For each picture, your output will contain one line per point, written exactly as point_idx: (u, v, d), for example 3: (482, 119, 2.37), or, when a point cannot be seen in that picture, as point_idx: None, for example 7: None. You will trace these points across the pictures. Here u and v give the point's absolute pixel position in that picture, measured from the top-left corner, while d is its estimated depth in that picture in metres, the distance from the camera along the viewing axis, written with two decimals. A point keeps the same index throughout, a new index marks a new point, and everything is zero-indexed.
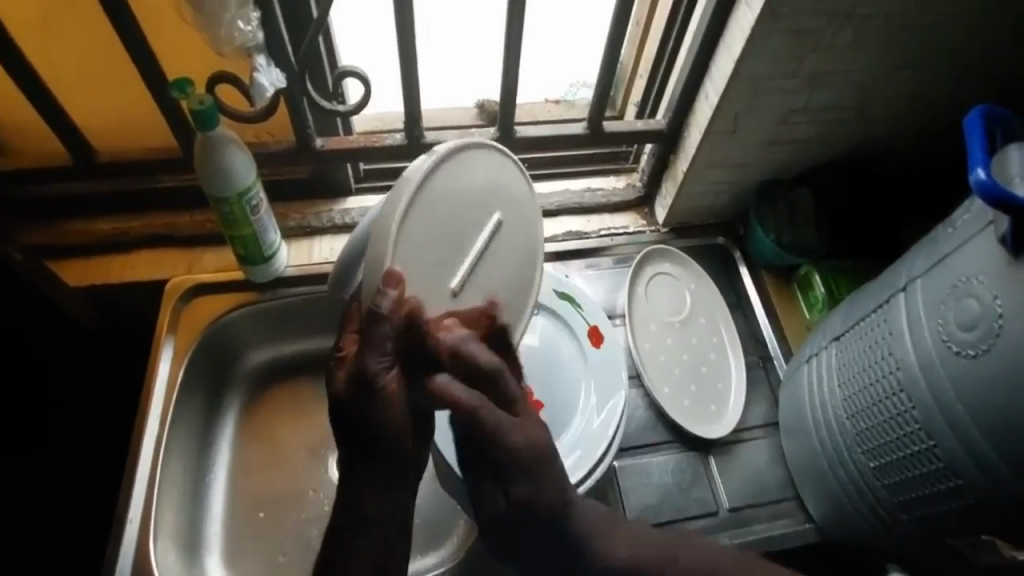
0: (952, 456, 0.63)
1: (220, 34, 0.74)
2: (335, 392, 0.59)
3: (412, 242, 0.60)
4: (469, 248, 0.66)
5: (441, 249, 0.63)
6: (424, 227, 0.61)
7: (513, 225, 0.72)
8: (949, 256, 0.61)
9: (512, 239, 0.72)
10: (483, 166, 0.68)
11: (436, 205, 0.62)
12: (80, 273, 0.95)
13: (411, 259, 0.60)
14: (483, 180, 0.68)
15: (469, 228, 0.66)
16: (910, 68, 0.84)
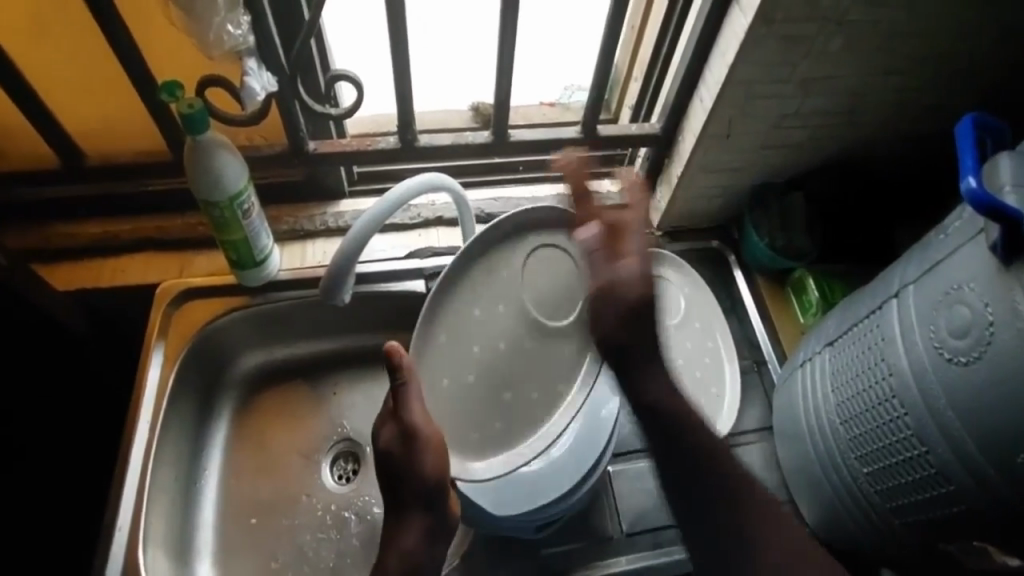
0: (944, 463, 0.63)
1: (209, 39, 0.74)
2: (383, 444, 0.68)
3: (511, 267, 0.70)
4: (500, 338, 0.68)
5: (474, 279, 0.70)
6: (519, 275, 0.70)
7: (476, 409, 0.67)
8: (941, 264, 0.61)
9: (471, 405, 0.67)
10: (539, 272, 0.70)
11: (559, 291, 0.69)
12: (68, 277, 0.94)
13: (508, 241, 0.70)
14: (536, 280, 0.69)
15: (487, 326, 0.68)
16: (902, 73, 0.85)
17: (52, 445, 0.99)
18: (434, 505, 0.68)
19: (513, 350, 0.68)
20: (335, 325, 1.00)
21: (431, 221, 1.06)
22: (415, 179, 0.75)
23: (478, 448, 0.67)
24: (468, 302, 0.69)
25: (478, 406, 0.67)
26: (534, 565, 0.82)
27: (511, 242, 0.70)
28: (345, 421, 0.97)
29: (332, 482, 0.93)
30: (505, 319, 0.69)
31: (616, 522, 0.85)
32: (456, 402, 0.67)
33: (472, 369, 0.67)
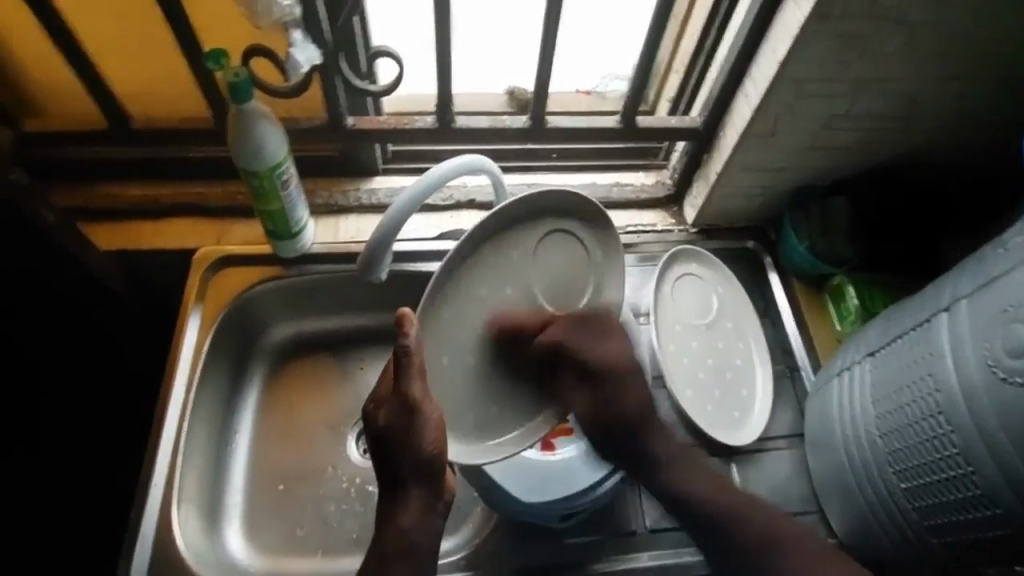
0: (992, 484, 0.61)
1: (258, 8, 0.75)
2: (375, 421, 0.65)
3: (524, 246, 0.71)
4: (504, 321, 0.69)
5: (483, 257, 0.69)
6: (531, 258, 0.71)
7: (479, 392, 0.70)
8: (999, 279, 0.59)
9: (476, 383, 0.70)
10: (549, 260, 0.72)
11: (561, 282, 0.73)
12: (109, 237, 0.95)
13: (523, 221, 0.70)
14: (543, 272, 0.72)
15: (498, 307, 0.69)
16: (961, 78, 0.81)
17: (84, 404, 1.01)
18: (433, 481, 0.65)
19: (517, 333, 0.70)
20: (364, 301, 1.00)
21: (464, 204, 1.06)
22: (454, 160, 0.74)
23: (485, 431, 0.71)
24: (477, 281, 0.69)
25: (483, 386, 0.70)
26: (554, 554, 0.82)
27: (525, 222, 0.71)
28: None
29: (357, 456, 0.93)
30: (512, 302, 0.70)
31: (639, 517, 0.85)
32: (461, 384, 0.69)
33: (476, 351, 0.69)
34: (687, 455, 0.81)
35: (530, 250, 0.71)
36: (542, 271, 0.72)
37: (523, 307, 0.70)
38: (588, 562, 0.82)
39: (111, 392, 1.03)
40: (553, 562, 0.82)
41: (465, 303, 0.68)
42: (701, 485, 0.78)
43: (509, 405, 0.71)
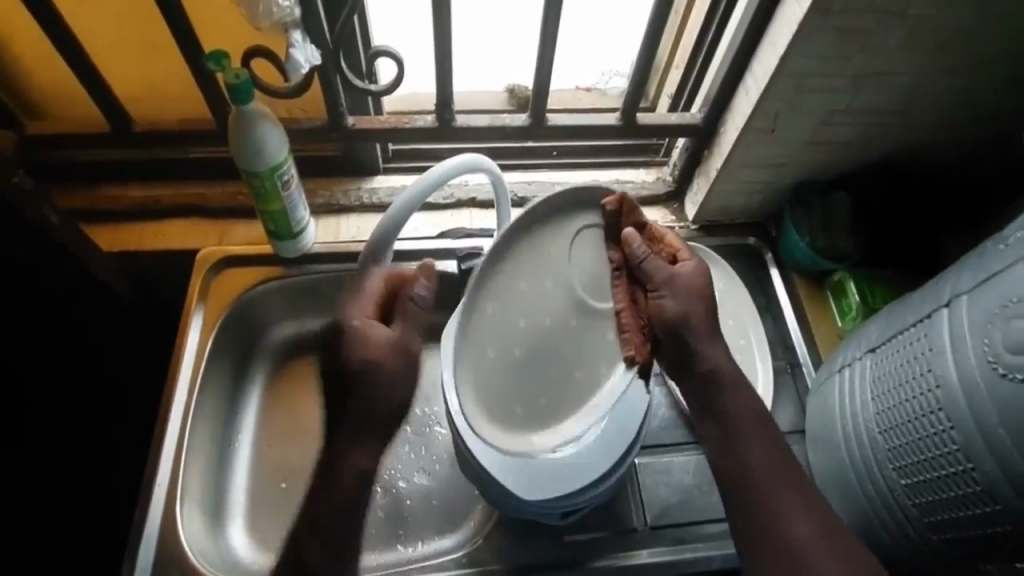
0: (991, 480, 0.61)
1: (259, 9, 0.75)
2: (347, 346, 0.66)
3: (560, 241, 0.67)
4: (546, 317, 0.66)
5: (519, 254, 0.66)
6: (568, 253, 0.67)
7: (512, 386, 0.65)
8: (999, 275, 0.59)
9: (515, 379, 0.65)
10: (588, 253, 0.68)
11: (607, 271, 0.68)
12: (112, 239, 0.95)
13: (565, 214, 0.67)
14: (584, 265, 0.67)
15: (537, 302, 0.66)
16: (961, 73, 0.81)
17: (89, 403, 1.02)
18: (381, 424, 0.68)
19: (561, 328, 0.66)
20: None
21: (464, 202, 1.06)
22: (454, 159, 0.73)
23: (517, 425, 0.65)
24: (514, 279, 0.65)
25: (517, 380, 0.65)
26: (554, 551, 0.83)
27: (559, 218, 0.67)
28: None
29: None
30: (552, 297, 0.66)
31: (640, 513, 0.85)
32: (496, 377, 0.64)
33: (513, 343, 0.65)
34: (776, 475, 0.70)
35: (569, 241, 0.67)
36: (583, 267, 0.67)
37: (567, 304, 0.66)
38: (588, 559, 0.82)
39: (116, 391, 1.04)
40: (554, 558, 0.82)
41: (505, 300, 0.65)
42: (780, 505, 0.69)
43: (554, 401, 0.66)
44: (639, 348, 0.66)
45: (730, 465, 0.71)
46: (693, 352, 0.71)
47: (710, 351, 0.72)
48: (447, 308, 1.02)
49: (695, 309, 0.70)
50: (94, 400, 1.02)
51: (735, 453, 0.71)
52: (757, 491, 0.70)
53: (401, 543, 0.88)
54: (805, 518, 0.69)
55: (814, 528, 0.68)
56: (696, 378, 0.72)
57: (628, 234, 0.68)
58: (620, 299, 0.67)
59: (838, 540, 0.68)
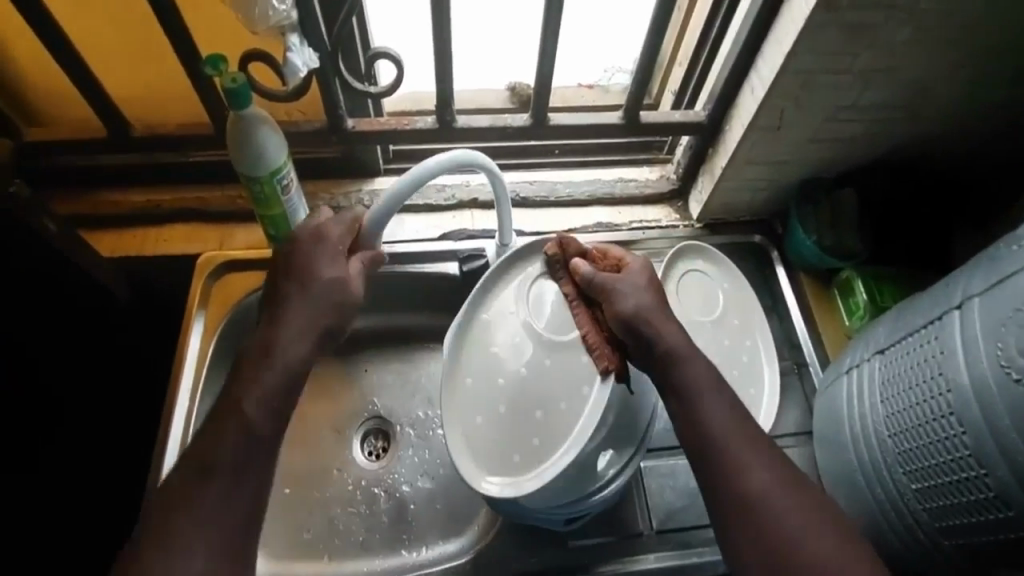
0: (1005, 486, 0.60)
1: (254, 13, 0.72)
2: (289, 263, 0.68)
3: (511, 299, 0.76)
4: (519, 368, 0.72)
5: (482, 321, 0.75)
6: (523, 303, 0.75)
7: (505, 435, 0.70)
8: (1013, 277, 0.58)
9: (503, 430, 0.70)
10: (542, 301, 0.75)
11: (566, 309, 0.74)
12: (113, 245, 0.95)
13: (510, 280, 0.77)
14: (539, 311, 0.74)
15: (507, 357, 0.73)
16: (971, 67, 0.79)
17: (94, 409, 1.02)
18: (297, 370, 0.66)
19: (538, 373, 0.71)
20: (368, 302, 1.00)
21: (466, 203, 1.05)
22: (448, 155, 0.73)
23: (522, 468, 0.68)
24: (483, 345, 0.74)
25: (513, 427, 0.70)
26: (561, 556, 0.82)
27: (501, 279, 0.77)
28: (375, 399, 0.98)
29: (362, 459, 0.93)
30: (520, 349, 0.73)
31: (646, 518, 0.84)
32: (494, 428, 0.70)
33: (500, 396, 0.71)
34: (735, 424, 0.65)
35: (523, 295, 0.75)
36: (539, 313, 0.74)
37: (534, 352, 0.72)
38: (594, 564, 0.82)
39: (119, 398, 1.04)
40: (560, 563, 0.82)
41: (479, 363, 0.73)
42: (735, 454, 0.63)
43: (547, 434, 0.69)
44: (612, 359, 0.69)
45: (694, 434, 0.65)
46: (650, 339, 0.67)
47: (664, 329, 0.67)
48: (449, 310, 1.02)
49: (650, 305, 0.69)
50: (97, 407, 1.01)
51: (695, 421, 0.65)
52: (716, 460, 0.63)
53: (406, 549, 0.88)
54: (763, 464, 0.63)
55: (775, 474, 0.63)
56: (654, 360, 0.67)
57: (575, 264, 0.72)
58: (582, 325, 0.72)
59: (799, 489, 0.63)
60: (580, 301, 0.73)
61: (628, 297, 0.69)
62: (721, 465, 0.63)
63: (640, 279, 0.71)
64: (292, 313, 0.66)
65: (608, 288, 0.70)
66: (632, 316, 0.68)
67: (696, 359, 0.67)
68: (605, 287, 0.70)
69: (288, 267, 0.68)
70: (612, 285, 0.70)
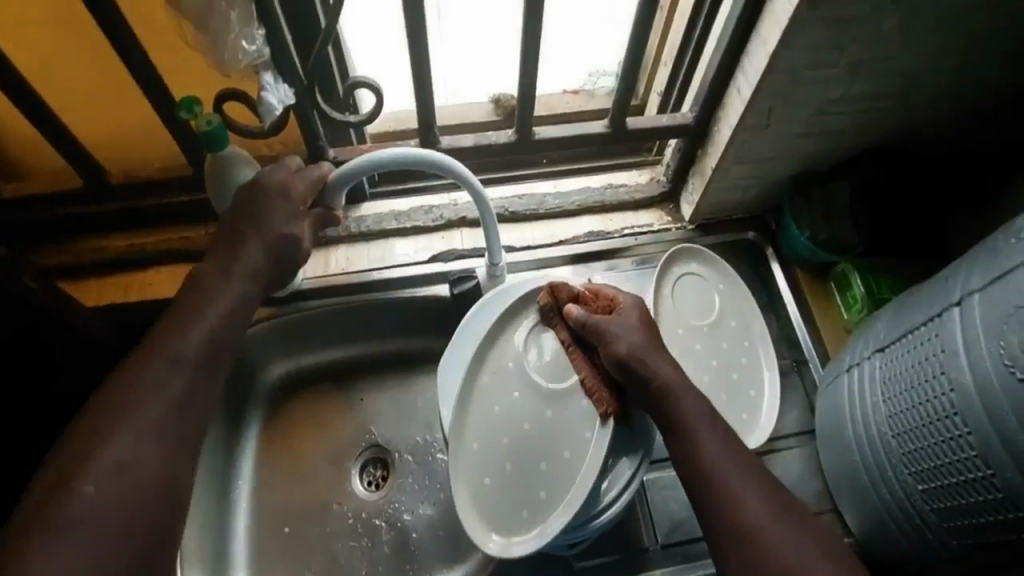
0: (1013, 488, 0.58)
1: (226, 58, 0.72)
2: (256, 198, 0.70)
3: (511, 351, 0.75)
4: (523, 423, 0.72)
5: (483, 379, 0.74)
6: (522, 355, 0.75)
7: (512, 492, 0.69)
8: (1013, 272, 0.56)
9: (512, 486, 0.70)
10: (540, 352, 0.75)
11: (564, 355, 0.74)
12: (97, 294, 0.95)
13: (505, 332, 0.76)
14: (539, 364, 0.75)
15: (510, 414, 0.72)
16: (960, 54, 0.77)
17: None
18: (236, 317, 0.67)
19: (543, 428, 0.72)
20: (361, 330, 0.99)
21: (454, 222, 1.04)
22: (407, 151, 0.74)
23: (532, 522, 0.68)
24: (486, 403, 0.73)
25: (519, 483, 0.70)
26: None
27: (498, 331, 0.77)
28: (372, 428, 0.97)
29: (362, 490, 0.92)
30: (523, 405, 0.73)
31: (650, 533, 0.83)
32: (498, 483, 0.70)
33: (505, 455, 0.71)
34: (729, 447, 0.63)
35: (522, 348, 0.75)
36: (538, 366, 0.75)
37: (537, 407, 0.73)
38: None
39: None
40: None
41: (483, 423, 0.72)
42: (731, 479, 0.61)
43: (553, 487, 0.69)
44: (611, 403, 0.69)
45: (689, 464, 0.63)
46: (644, 377, 0.66)
47: (659, 365, 0.67)
48: (443, 331, 1.01)
49: (643, 345, 0.68)
50: None
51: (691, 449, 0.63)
52: (711, 489, 0.61)
53: None
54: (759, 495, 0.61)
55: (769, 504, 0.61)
56: (648, 396, 0.66)
57: (569, 309, 0.73)
58: (579, 369, 0.72)
59: (794, 515, 0.61)
60: (578, 347, 0.73)
61: (622, 337, 0.69)
62: (718, 493, 0.61)
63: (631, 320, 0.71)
64: (247, 253, 0.68)
65: (600, 330, 0.70)
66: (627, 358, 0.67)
67: (693, 394, 0.66)
68: (598, 332, 0.70)
69: (247, 218, 0.69)
70: (605, 327, 0.70)
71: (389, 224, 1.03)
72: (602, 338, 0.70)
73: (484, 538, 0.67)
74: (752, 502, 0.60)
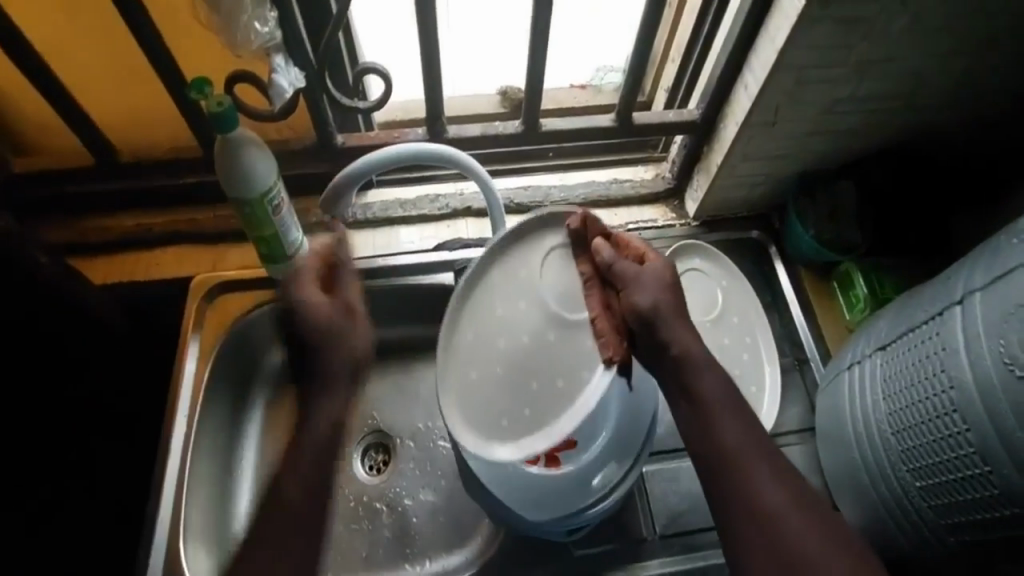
0: (1010, 484, 0.59)
1: (237, 38, 0.73)
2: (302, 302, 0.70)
3: (530, 264, 0.67)
4: (522, 335, 0.64)
5: (492, 281, 0.68)
6: (538, 269, 0.67)
7: (497, 402, 0.64)
8: (1015, 270, 0.56)
9: (496, 398, 0.64)
10: (559, 271, 0.67)
11: (581, 285, 0.67)
12: (104, 272, 0.96)
13: (528, 241, 0.69)
14: (557, 283, 0.67)
15: (512, 321, 0.65)
16: (967, 56, 0.77)
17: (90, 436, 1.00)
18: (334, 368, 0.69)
19: (540, 344, 0.64)
20: (365, 317, 1.00)
21: (460, 212, 1.04)
22: (427, 148, 0.78)
23: (510, 435, 0.63)
24: (491, 305, 0.67)
25: (505, 395, 0.64)
26: (565, 564, 0.82)
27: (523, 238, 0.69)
28: (375, 414, 0.97)
29: (364, 474, 0.93)
30: (527, 317, 0.65)
31: (649, 524, 0.84)
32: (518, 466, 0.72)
33: (496, 361, 0.64)
34: (746, 430, 0.66)
35: (541, 262, 0.67)
36: (555, 283, 0.67)
37: (543, 325, 0.65)
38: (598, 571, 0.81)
39: None
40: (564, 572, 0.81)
41: (482, 323, 0.66)
42: (748, 465, 0.64)
43: (539, 407, 0.63)
44: (620, 347, 0.63)
45: (706, 445, 0.65)
46: (661, 337, 0.67)
47: (678, 329, 0.67)
48: None
49: (667, 302, 0.68)
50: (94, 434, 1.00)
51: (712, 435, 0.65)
52: (726, 474, 0.64)
53: (409, 563, 0.87)
54: (774, 482, 0.63)
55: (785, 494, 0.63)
56: (665, 360, 0.67)
57: (597, 245, 0.68)
58: (593, 305, 0.65)
59: (807, 507, 0.63)
60: (597, 280, 0.67)
61: (649, 290, 0.68)
62: (734, 477, 0.64)
63: (661, 276, 0.69)
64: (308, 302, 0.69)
65: (628, 277, 0.67)
66: (649, 313, 0.67)
67: (711, 368, 0.68)
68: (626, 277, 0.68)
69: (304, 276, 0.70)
70: (634, 276, 0.68)
71: (395, 212, 1.03)
72: (628, 285, 0.67)
73: (458, 434, 0.63)
74: (768, 492, 0.63)
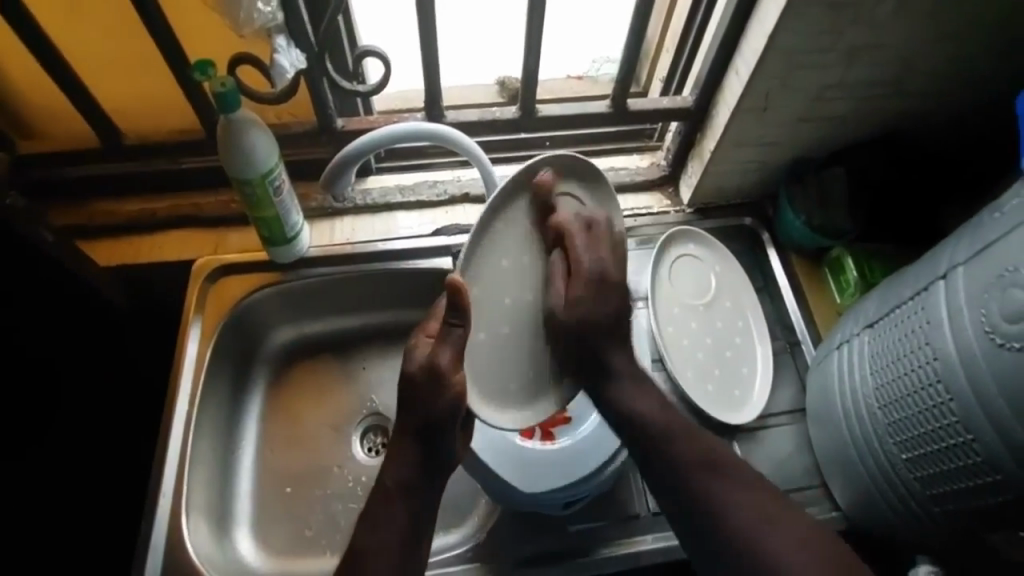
0: (992, 451, 0.61)
1: (239, 16, 0.74)
2: (409, 373, 0.70)
3: (531, 217, 0.74)
4: (525, 291, 0.74)
5: (497, 235, 0.73)
6: (538, 221, 0.74)
7: (507, 359, 0.73)
8: (995, 243, 0.58)
9: (505, 355, 0.73)
10: (555, 222, 0.75)
11: (570, 235, 0.76)
12: (107, 254, 0.96)
13: (528, 190, 0.74)
14: (554, 236, 0.75)
15: (517, 277, 0.74)
16: (952, 42, 0.79)
17: (82, 421, 0.99)
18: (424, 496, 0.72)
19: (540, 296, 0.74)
20: (363, 300, 1.01)
21: (457, 198, 1.06)
22: (416, 128, 0.79)
23: (518, 395, 0.74)
24: (498, 258, 0.72)
25: (518, 351, 0.74)
26: (561, 541, 0.83)
27: (526, 191, 0.74)
28: (374, 397, 0.99)
29: (362, 455, 0.95)
30: (530, 270, 0.74)
31: (642, 500, 0.85)
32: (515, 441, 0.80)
33: (505, 318, 0.73)
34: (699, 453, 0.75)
35: (537, 212, 0.74)
36: (553, 237, 0.75)
37: (544, 280, 0.75)
38: (594, 547, 0.83)
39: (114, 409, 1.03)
40: (560, 548, 0.82)
41: (490, 279, 0.72)
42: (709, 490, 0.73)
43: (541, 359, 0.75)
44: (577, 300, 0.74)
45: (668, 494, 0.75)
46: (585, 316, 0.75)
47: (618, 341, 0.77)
48: None
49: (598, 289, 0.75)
50: (86, 420, 1.00)
51: (660, 453, 0.75)
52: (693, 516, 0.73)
53: None
54: (741, 488, 0.73)
55: (761, 498, 0.72)
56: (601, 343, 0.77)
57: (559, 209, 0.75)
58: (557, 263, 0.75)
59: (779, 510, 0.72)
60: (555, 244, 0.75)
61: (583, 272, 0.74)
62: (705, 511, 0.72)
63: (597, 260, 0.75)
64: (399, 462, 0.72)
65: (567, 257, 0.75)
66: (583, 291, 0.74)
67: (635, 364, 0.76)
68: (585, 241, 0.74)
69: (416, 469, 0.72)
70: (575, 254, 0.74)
71: (393, 197, 1.04)
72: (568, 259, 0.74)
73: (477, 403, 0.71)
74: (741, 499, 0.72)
